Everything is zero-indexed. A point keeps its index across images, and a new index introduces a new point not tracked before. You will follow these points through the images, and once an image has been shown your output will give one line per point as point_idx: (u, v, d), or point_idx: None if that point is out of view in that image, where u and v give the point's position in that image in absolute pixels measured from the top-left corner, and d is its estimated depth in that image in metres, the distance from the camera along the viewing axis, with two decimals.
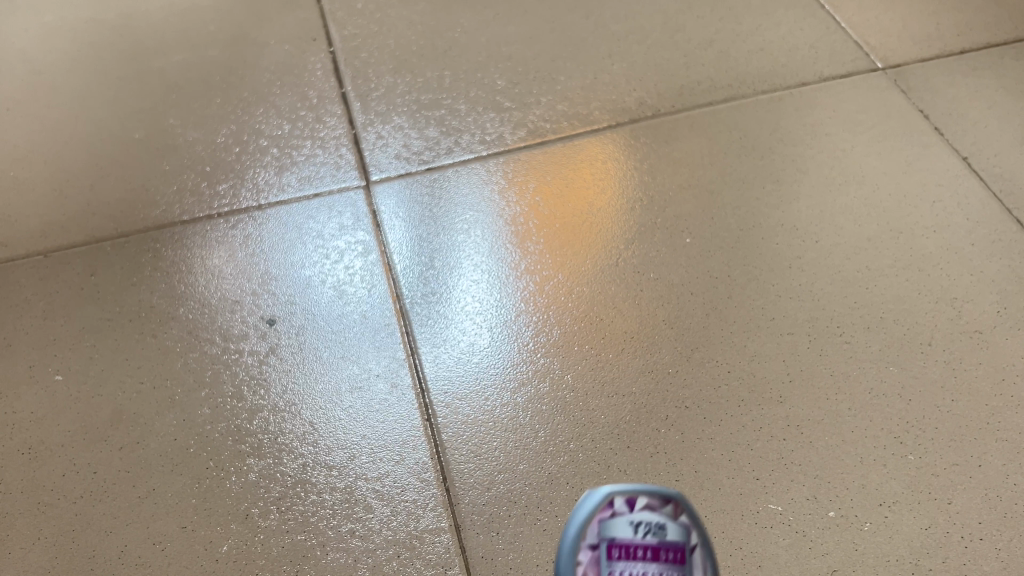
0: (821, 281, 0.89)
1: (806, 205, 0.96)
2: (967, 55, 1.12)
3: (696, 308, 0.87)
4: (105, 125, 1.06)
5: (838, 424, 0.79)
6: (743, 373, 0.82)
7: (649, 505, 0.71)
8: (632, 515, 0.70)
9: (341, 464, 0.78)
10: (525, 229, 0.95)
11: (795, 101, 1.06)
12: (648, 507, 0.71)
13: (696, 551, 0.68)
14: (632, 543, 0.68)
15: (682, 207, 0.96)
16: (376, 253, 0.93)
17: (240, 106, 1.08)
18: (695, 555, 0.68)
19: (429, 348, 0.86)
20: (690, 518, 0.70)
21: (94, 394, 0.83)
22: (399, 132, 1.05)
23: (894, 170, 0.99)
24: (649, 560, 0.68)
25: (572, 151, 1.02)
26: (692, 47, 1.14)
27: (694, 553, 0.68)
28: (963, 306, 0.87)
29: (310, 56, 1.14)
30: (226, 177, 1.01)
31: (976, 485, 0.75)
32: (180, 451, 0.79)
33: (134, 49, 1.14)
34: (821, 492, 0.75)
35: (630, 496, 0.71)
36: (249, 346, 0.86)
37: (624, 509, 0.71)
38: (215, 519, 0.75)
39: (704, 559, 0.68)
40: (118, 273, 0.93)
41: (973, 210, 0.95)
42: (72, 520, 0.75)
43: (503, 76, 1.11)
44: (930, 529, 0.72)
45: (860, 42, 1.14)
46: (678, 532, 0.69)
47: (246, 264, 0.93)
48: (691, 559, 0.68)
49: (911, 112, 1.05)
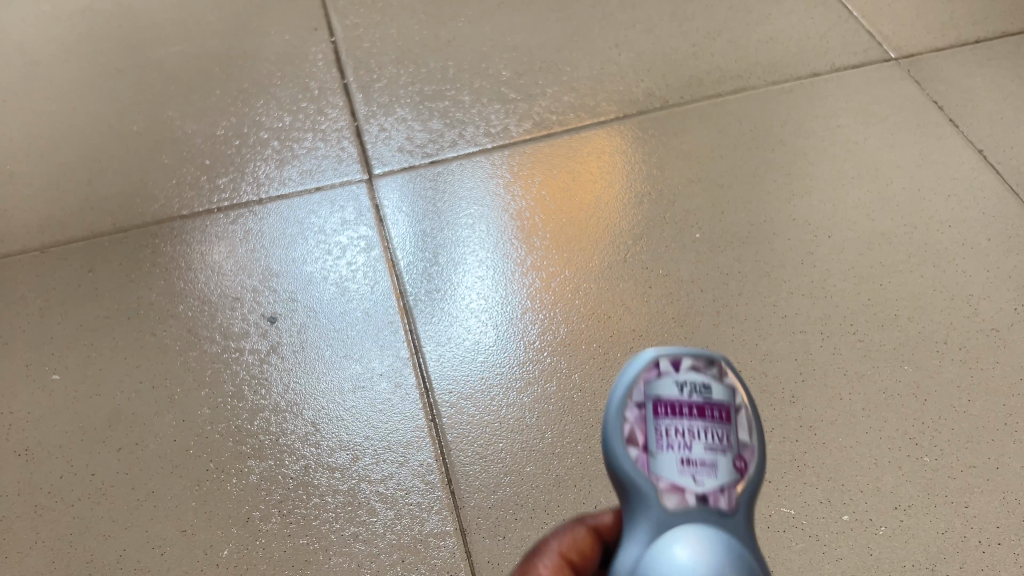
0: (834, 277, 0.87)
1: (818, 199, 0.94)
2: (981, 44, 1.10)
3: (707, 305, 0.85)
4: (103, 117, 1.04)
5: (852, 425, 0.77)
6: (755, 372, 0.80)
7: (696, 363, 0.54)
8: (677, 369, 0.53)
9: (344, 466, 0.77)
10: (530, 225, 0.93)
11: (807, 92, 1.04)
12: (694, 365, 0.54)
13: (744, 412, 0.53)
14: (679, 401, 0.52)
15: (691, 201, 0.94)
16: (379, 249, 0.91)
17: (240, 98, 1.06)
18: (741, 417, 0.53)
19: (433, 346, 0.84)
20: (738, 377, 0.54)
21: (91, 393, 0.82)
22: (402, 124, 1.03)
23: (908, 163, 0.97)
24: (698, 419, 0.52)
25: (579, 144, 1.00)
26: (701, 37, 1.12)
27: (741, 414, 0.53)
28: (980, 303, 0.85)
29: (311, 46, 1.11)
30: (226, 170, 0.99)
31: (994, 488, 0.73)
32: (180, 452, 0.78)
33: (131, 39, 1.12)
34: (834, 495, 0.73)
35: (675, 355, 0.54)
36: (249, 344, 0.85)
37: (668, 366, 0.54)
38: (216, 523, 0.74)
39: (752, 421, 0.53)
40: (116, 269, 0.91)
41: (989, 204, 0.93)
42: (70, 523, 0.74)
43: (508, 66, 1.09)
44: (946, 533, 0.71)
45: (872, 31, 1.12)
46: (726, 391, 0.53)
47: (246, 259, 0.91)
48: (737, 420, 0.52)
49: (925, 104, 1.03)
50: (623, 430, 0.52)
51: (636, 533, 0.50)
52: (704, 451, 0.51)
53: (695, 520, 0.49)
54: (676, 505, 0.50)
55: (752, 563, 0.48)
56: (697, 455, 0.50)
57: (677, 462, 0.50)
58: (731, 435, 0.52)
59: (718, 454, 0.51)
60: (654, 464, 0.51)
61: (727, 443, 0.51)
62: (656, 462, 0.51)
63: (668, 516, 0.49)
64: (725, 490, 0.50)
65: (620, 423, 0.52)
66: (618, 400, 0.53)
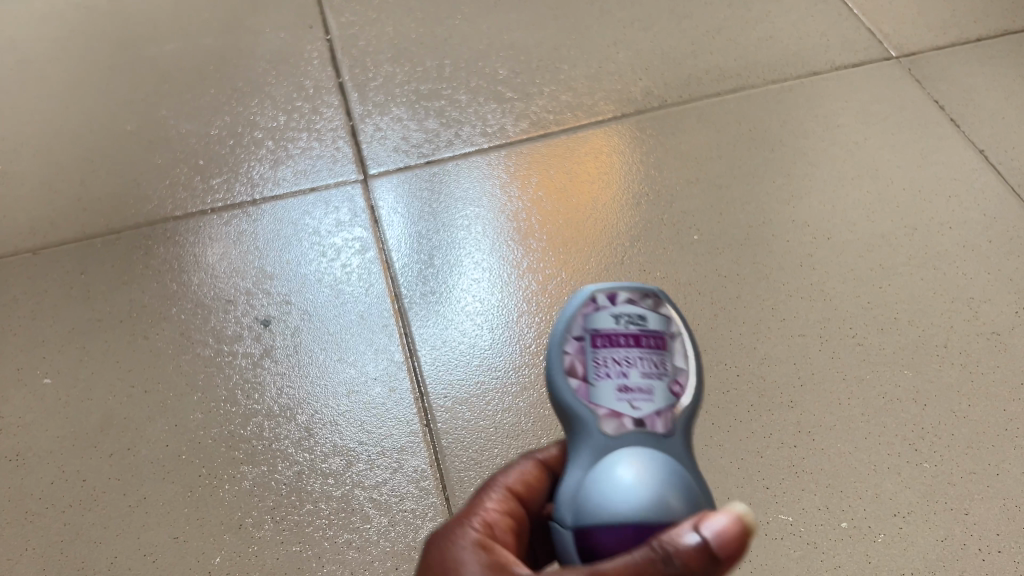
0: (833, 280, 0.86)
1: (817, 200, 0.93)
2: (983, 42, 1.08)
3: (705, 308, 0.84)
4: (96, 117, 1.03)
5: (851, 431, 0.76)
6: (754, 377, 0.79)
7: (632, 296, 0.54)
8: (613, 302, 0.54)
9: (337, 471, 0.76)
10: (527, 226, 0.92)
11: (806, 92, 1.03)
12: (630, 298, 0.54)
13: (679, 340, 0.54)
14: (615, 331, 0.52)
15: (689, 202, 0.93)
16: (374, 250, 0.90)
17: (235, 97, 1.05)
18: (677, 343, 0.53)
19: (428, 349, 0.83)
20: (673, 306, 0.54)
21: (83, 397, 0.81)
22: (397, 123, 1.02)
23: (909, 163, 0.96)
24: (635, 347, 0.52)
25: (576, 143, 0.99)
26: (700, 35, 1.11)
27: (676, 341, 0.53)
28: (980, 307, 0.84)
29: (306, 44, 1.10)
30: (220, 171, 0.98)
31: (994, 494, 0.72)
32: (172, 458, 0.77)
33: (125, 37, 1.11)
34: (833, 501, 0.72)
35: (612, 290, 0.54)
36: (243, 348, 0.84)
37: (604, 300, 0.54)
38: (208, 529, 0.73)
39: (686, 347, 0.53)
40: (109, 271, 0.90)
41: (991, 205, 0.92)
42: (61, 530, 0.74)
43: (504, 65, 1.08)
44: (946, 541, 0.70)
45: (873, 30, 1.11)
46: (662, 321, 0.53)
47: (240, 261, 0.90)
48: (673, 346, 0.53)
49: (926, 103, 1.02)
50: (563, 365, 0.53)
51: (579, 461, 0.50)
52: (642, 378, 0.51)
53: (636, 443, 0.50)
54: (616, 430, 0.50)
55: (691, 481, 0.48)
56: (636, 382, 0.51)
57: (616, 390, 0.51)
58: (666, 361, 0.52)
59: (656, 380, 0.51)
60: (593, 394, 0.51)
61: (665, 368, 0.52)
62: (596, 392, 0.51)
63: (609, 442, 0.50)
64: (662, 414, 0.51)
65: (560, 357, 0.53)
66: (557, 335, 0.54)
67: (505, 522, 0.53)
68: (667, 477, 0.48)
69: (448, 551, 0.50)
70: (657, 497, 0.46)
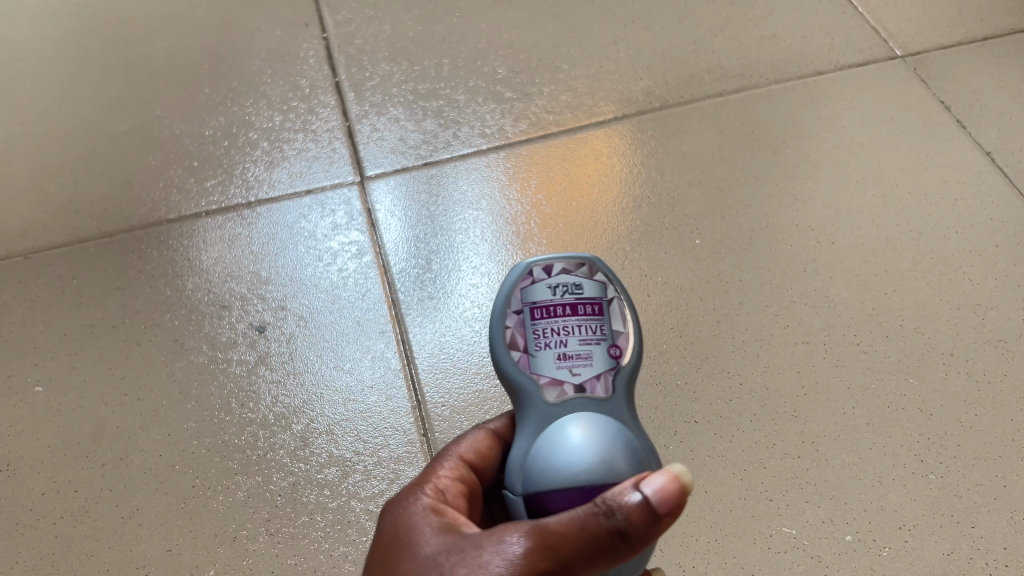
0: (838, 285, 0.85)
1: (821, 203, 0.92)
2: (989, 41, 1.07)
3: (707, 315, 0.83)
4: (89, 117, 1.01)
5: (856, 441, 0.75)
6: (757, 386, 0.78)
7: (567, 266, 0.56)
8: (548, 272, 0.56)
9: (333, 482, 0.75)
10: (527, 230, 0.90)
11: (810, 92, 1.02)
12: (566, 268, 0.56)
13: (615, 304, 0.56)
14: (553, 302, 0.54)
15: (691, 205, 0.92)
16: (371, 254, 0.89)
17: (230, 96, 1.03)
18: (614, 307, 0.56)
19: (425, 357, 0.82)
20: (608, 272, 0.56)
21: (75, 406, 0.80)
22: (394, 124, 1.00)
23: (914, 166, 0.94)
24: (572, 316, 0.54)
25: (577, 145, 0.98)
26: (702, 33, 1.09)
27: (613, 304, 0.56)
28: (987, 314, 0.83)
29: (302, 42, 1.09)
30: (215, 172, 0.97)
31: (1002, 507, 0.71)
32: (165, 468, 0.76)
33: (118, 35, 1.09)
34: (837, 514, 0.71)
35: (546, 262, 0.56)
36: (237, 355, 0.82)
37: (540, 272, 0.56)
38: (202, 542, 0.72)
39: (622, 309, 0.56)
40: (101, 275, 0.88)
41: (997, 209, 0.91)
42: (53, 542, 0.72)
43: (504, 64, 1.06)
44: (953, 555, 0.69)
45: (878, 28, 1.09)
46: (597, 288, 0.56)
47: (234, 265, 0.89)
48: (610, 310, 0.56)
49: (932, 104, 1.00)
50: (505, 338, 0.55)
51: (526, 428, 0.52)
52: (579, 344, 0.54)
53: (578, 407, 0.52)
54: (557, 397, 0.53)
55: (633, 438, 0.51)
56: (574, 349, 0.53)
57: (555, 358, 0.53)
58: (604, 325, 0.55)
59: (593, 345, 0.54)
60: (535, 364, 0.54)
61: (602, 333, 0.54)
62: (537, 362, 0.54)
63: (551, 408, 0.52)
64: (600, 377, 0.53)
65: (502, 332, 0.55)
66: (498, 311, 0.56)
67: (456, 487, 0.55)
68: (611, 438, 0.50)
69: (401, 516, 0.51)
70: (601, 460, 0.48)
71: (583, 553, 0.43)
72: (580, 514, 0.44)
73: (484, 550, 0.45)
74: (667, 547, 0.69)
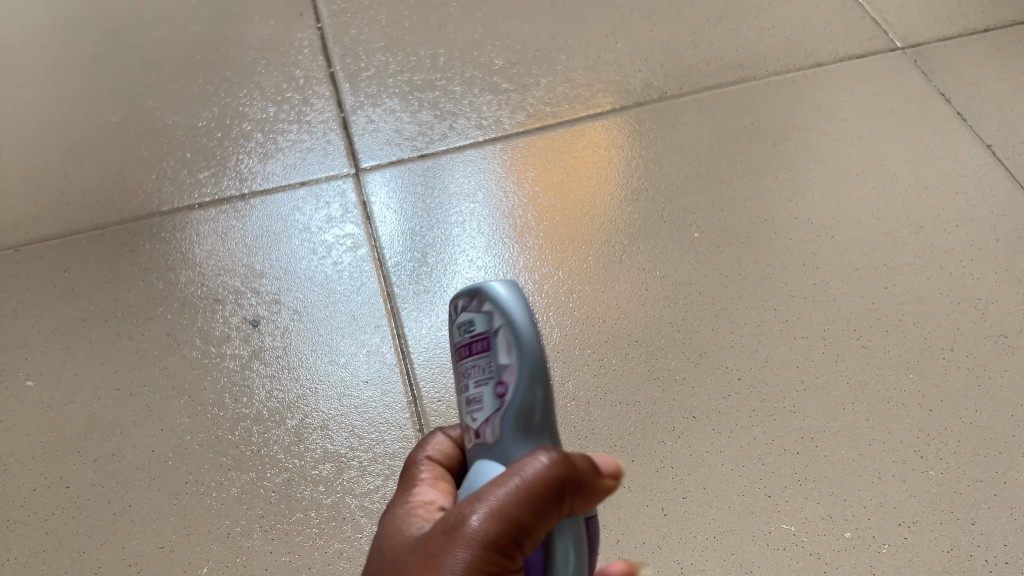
0: (837, 280, 0.84)
1: (821, 196, 0.91)
2: (991, 33, 1.06)
3: (705, 309, 0.82)
4: (81, 107, 1.00)
5: (855, 437, 0.74)
6: (755, 381, 0.78)
7: (467, 299, 0.50)
8: (458, 311, 0.51)
9: (327, 478, 0.74)
10: (524, 223, 0.89)
11: (810, 83, 1.01)
12: (468, 301, 0.50)
13: (501, 333, 0.47)
14: (458, 345, 0.50)
15: (690, 198, 0.91)
16: (366, 247, 0.88)
17: (223, 86, 1.02)
18: (501, 337, 0.47)
19: (421, 352, 0.81)
20: (493, 298, 0.48)
21: (67, 401, 0.79)
22: (390, 115, 0.99)
23: (914, 159, 0.94)
24: (468, 358, 0.49)
25: (573, 137, 0.97)
26: (701, 24, 1.08)
27: (498, 334, 0.47)
28: (988, 309, 0.82)
29: (296, 32, 1.07)
30: (208, 164, 0.95)
31: (1002, 504, 0.71)
32: (158, 464, 0.75)
33: (110, 25, 1.08)
34: (836, 511, 0.70)
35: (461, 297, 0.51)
36: (231, 349, 0.82)
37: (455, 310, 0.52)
38: (195, 539, 0.71)
39: (508, 338, 0.47)
40: (92, 268, 0.87)
41: (997, 203, 0.90)
42: (44, 539, 0.71)
43: (500, 54, 1.05)
44: (952, 552, 0.68)
45: (878, 20, 1.08)
46: (484, 320, 0.48)
47: (227, 259, 0.88)
48: (498, 342, 0.47)
49: (932, 96, 0.99)
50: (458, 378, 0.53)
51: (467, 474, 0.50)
52: (475, 388, 0.48)
53: (477, 456, 0.48)
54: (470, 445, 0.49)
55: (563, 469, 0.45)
56: (472, 395, 0.48)
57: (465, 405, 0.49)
58: (492, 361, 0.47)
59: (483, 387, 0.48)
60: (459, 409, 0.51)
61: (490, 371, 0.47)
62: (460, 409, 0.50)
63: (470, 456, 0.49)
64: (486, 423, 0.47)
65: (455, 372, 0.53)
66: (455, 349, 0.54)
67: (440, 483, 0.52)
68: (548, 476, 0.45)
69: (386, 521, 0.49)
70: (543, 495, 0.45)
71: (535, 509, 0.42)
72: (517, 473, 0.42)
73: (436, 539, 0.42)
74: (665, 544, 0.69)
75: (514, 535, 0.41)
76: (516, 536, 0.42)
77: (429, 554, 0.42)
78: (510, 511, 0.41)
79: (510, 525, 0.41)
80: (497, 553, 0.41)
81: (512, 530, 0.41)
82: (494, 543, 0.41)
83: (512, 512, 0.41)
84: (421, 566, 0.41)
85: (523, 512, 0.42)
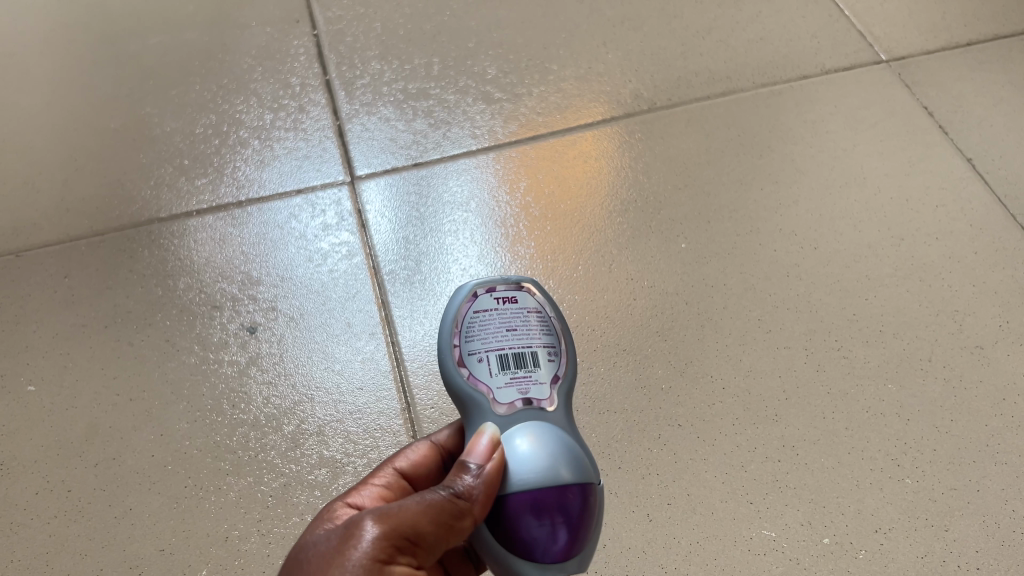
0: (819, 291, 0.87)
1: (805, 208, 0.93)
2: (973, 47, 1.08)
3: (690, 318, 0.85)
4: (80, 113, 1.01)
5: (835, 445, 0.77)
6: (739, 390, 0.80)
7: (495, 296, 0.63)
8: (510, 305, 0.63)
9: (324, 484, 0.76)
10: (515, 232, 0.91)
11: (796, 96, 1.03)
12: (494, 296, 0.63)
13: None
14: None
15: (678, 209, 0.93)
16: (362, 256, 0.90)
17: (220, 93, 1.04)
18: None
19: (415, 359, 0.83)
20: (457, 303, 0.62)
21: (68, 406, 0.81)
22: (385, 124, 1.01)
23: (896, 172, 0.96)
24: None
25: (565, 146, 0.99)
26: (690, 35, 1.10)
27: None
28: (965, 320, 0.85)
29: (292, 40, 1.09)
30: (205, 171, 0.97)
31: (974, 511, 0.73)
32: (158, 468, 0.77)
33: (108, 31, 1.09)
34: (815, 517, 0.73)
35: (490, 284, 0.62)
36: (228, 356, 0.84)
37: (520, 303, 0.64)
38: (194, 541, 0.73)
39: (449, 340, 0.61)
40: (93, 274, 0.89)
41: (976, 216, 0.93)
42: (47, 541, 0.73)
43: (493, 64, 1.07)
44: (926, 558, 0.71)
45: (863, 33, 1.10)
46: None
47: (225, 265, 0.89)
48: None
49: (916, 110, 1.02)
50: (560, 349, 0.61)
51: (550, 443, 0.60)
52: None
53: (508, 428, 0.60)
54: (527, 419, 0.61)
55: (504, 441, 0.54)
56: None
57: None
58: None
59: None
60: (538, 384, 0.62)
61: None
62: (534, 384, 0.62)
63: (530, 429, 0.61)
64: None
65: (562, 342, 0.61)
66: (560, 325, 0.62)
67: (383, 488, 0.60)
68: (558, 451, 0.53)
69: (328, 509, 0.57)
70: (548, 467, 0.52)
71: (433, 520, 0.49)
72: (422, 494, 0.51)
73: (342, 538, 0.48)
74: (650, 549, 0.71)
75: (410, 538, 0.49)
76: (411, 537, 0.49)
77: (333, 550, 0.48)
78: (409, 516, 0.49)
79: (407, 527, 0.49)
80: (391, 548, 0.48)
81: (408, 533, 0.49)
82: (390, 541, 0.48)
83: (412, 518, 0.49)
84: (326, 557, 0.48)
85: (420, 519, 0.49)
